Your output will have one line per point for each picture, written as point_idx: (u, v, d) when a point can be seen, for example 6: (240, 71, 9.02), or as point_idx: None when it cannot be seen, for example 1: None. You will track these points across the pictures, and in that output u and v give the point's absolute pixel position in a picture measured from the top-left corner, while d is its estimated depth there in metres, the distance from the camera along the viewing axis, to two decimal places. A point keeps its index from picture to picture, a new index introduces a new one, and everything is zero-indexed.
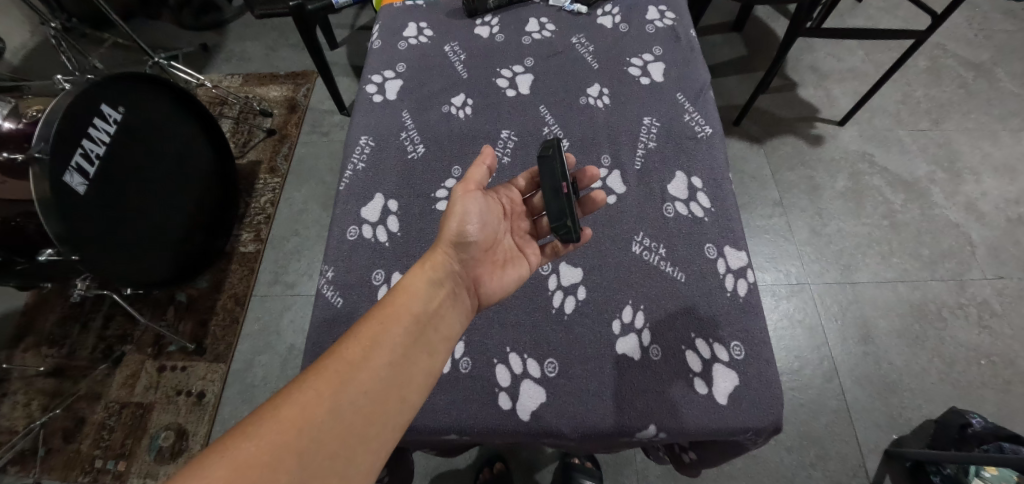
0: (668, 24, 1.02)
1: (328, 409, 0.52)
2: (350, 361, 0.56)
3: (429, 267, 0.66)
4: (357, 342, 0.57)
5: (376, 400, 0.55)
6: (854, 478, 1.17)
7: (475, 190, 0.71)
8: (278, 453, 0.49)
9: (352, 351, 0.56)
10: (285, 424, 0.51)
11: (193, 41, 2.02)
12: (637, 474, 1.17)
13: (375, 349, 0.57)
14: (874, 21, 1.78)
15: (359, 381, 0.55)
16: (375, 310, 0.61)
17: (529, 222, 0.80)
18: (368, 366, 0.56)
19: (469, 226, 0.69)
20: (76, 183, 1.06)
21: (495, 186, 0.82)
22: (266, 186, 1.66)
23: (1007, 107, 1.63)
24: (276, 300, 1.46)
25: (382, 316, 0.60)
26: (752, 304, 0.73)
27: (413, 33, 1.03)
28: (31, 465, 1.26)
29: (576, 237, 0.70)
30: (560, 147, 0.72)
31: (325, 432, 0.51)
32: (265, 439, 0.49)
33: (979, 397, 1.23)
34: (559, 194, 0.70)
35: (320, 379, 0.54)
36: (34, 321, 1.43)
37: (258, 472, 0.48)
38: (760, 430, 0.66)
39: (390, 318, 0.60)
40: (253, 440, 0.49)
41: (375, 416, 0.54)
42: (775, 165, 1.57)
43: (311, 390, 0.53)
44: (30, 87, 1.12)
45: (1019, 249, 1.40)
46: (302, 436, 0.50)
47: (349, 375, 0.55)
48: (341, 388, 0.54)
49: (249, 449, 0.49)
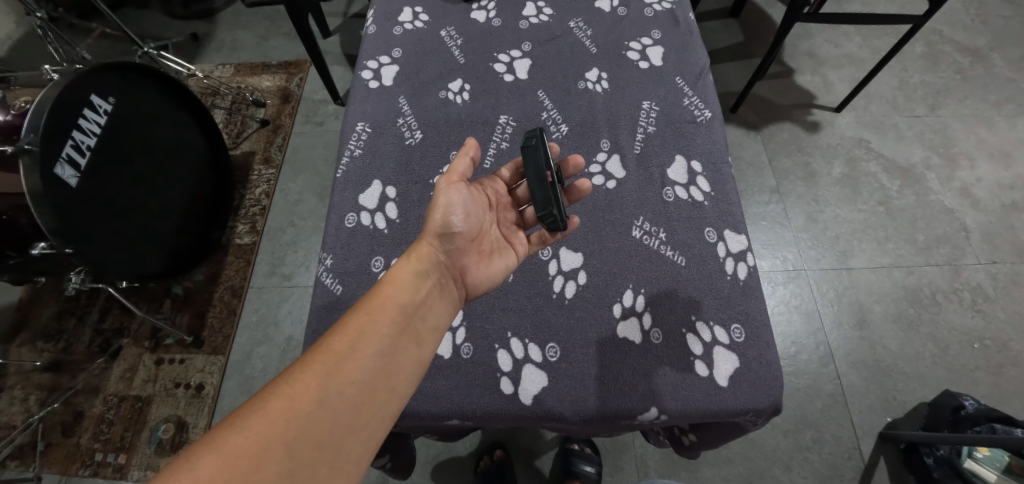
0: (666, 8, 1.01)
1: (317, 400, 0.52)
2: (338, 352, 0.55)
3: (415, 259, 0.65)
4: (344, 334, 0.57)
5: (364, 391, 0.55)
6: (849, 460, 1.18)
7: (459, 182, 0.70)
8: (268, 444, 0.49)
9: (339, 342, 0.56)
10: (275, 415, 0.50)
11: (183, 30, 1.99)
12: (636, 460, 1.19)
13: (362, 341, 0.57)
14: (871, 6, 1.77)
15: (347, 373, 0.55)
16: (361, 303, 0.61)
17: (516, 213, 0.79)
18: (357, 357, 0.56)
19: (453, 217, 0.68)
20: (68, 175, 1.04)
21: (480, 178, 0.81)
22: (260, 177, 1.64)
23: (1003, 93, 1.64)
24: (273, 292, 1.45)
25: (369, 308, 0.60)
26: (752, 287, 0.73)
27: (408, 18, 1.02)
28: (31, 459, 1.25)
29: (562, 226, 0.69)
30: (544, 137, 0.71)
31: (315, 423, 0.51)
32: (253, 428, 0.49)
33: (972, 380, 1.24)
34: (543, 183, 0.69)
35: (307, 371, 0.54)
36: (29, 315, 1.42)
37: (245, 464, 0.47)
38: (759, 411, 0.66)
39: (377, 310, 0.60)
40: (242, 432, 0.49)
41: (365, 408, 0.54)
42: (771, 152, 1.57)
43: (299, 381, 0.53)
44: (17, 78, 1.09)
45: (1013, 234, 1.41)
46: (292, 429, 0.50)
47: (338, 365, 0.55)
48: (329, 378, 0.54)
49: (237, 441, 0.48)
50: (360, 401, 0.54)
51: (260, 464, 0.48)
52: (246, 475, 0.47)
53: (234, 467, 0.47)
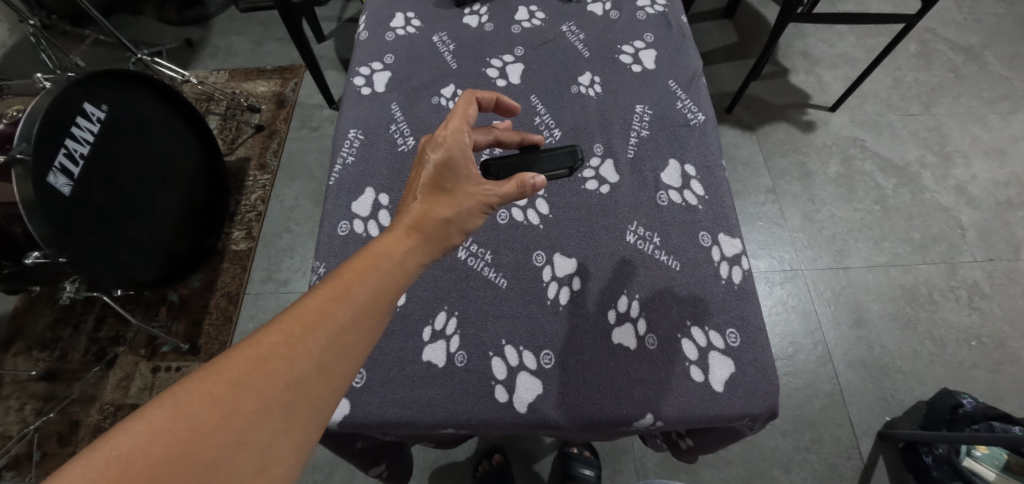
0: (659, 11, 1.02)
1: (289, 363, 0.42)
2: (326, 310, 0.45)
3: (417, 232, 0.55)
4: (326, 289, 0.46)
5: (343, 360, 0.45)
6: (849, 460, 1.18)
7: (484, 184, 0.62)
8: (231, 404, 0.39)
9: (319, 300, 0.46)
10: (235, 375, 0.40)
11: (176, 36, 1.98)
12: (635, 462, 1.19)
13: (350, 300, 0.47)
14: (864, 5, 1.78)
15: (324, 336, 0.44)
16: (349, 260, 0.50)
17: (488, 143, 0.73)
18: (337, 317, 0.45)
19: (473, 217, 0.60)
20: (60, 184, 1.03)
21: (472, 101, 0.66)
22: (256, 183, 1.64)
23: (996, 90, 1.64)
24: (268, 299, 1.45)
25: (361, 264, 0.49)
26: (746, 291, 0.73)
27: (400, 23, 1.02)
28: (26, 469, 1.23)
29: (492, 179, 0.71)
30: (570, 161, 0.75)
31: (282, 390, 0.41)
32: (207, 387, 0.39)
33: (969, 377, 1.24)
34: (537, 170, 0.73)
35: (296, 323, 0.44)
36: (25, 324, 1.41)
37: (196, 434, 0.37)
38: (756, 416, 0.66)
39: (366, 268, 0.49)
40: (222, 384, 0.39)
41: (342, 377, 0.44)
42: (767, 152, 1.57)
43: (267, 338, 0.42)
44: (11, 86, 1.09)
45: (1008, 231, 1.41)
46: (255, 396, 0.40)
47: (316, 325, 0.44)
48: (305, 340, 0.43)
49: (181, 403, 0.38)
50: (338, 371, 0.44)
51: (211, 434, 0.37)
52: (198, 446, 0.37)
53: (178, 435, 0.36)
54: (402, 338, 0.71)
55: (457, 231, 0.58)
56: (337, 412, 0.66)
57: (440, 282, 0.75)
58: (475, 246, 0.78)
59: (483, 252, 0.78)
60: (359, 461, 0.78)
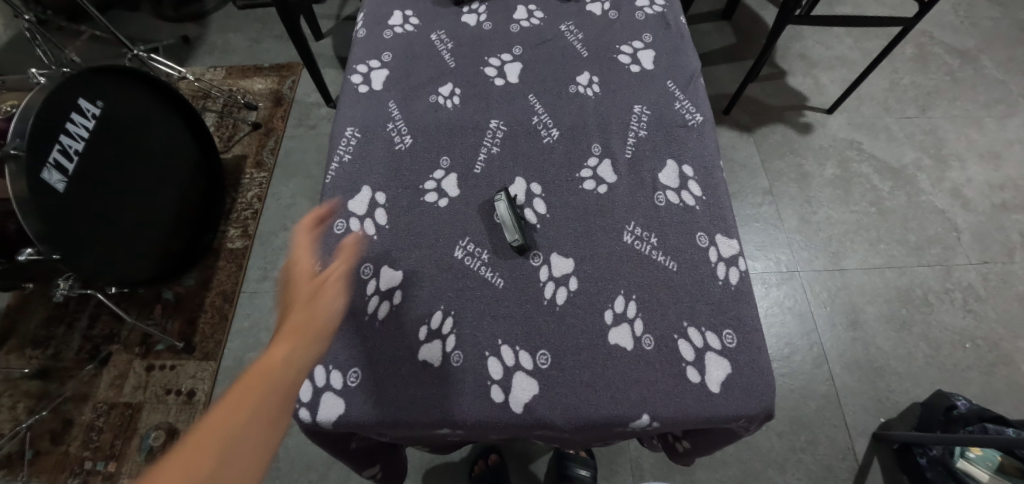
0: (657, 11, 1.02)
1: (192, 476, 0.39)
2: (217, 431, 0.43)
3: (297, 330, 0.56)
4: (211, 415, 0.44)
5: (249, 462, 0.43)
6: (843, 461, 1.18)
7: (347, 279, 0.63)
8: None
9: (196, 437, 0.42)
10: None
11: (173, 32, 1.97)
12: (630, 463, 1.19)
13: (237, 414, 0.45)
14: (861, 8, 1.79)
15: (224, 452, 0.42)
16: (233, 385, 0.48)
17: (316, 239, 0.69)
18: (229, 429, 0.44)
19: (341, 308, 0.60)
20: (54, 180, 1.02)
21: (314, 221, 0.70)
22: (252, 180, 1.63)
23: (992, 94, 1.65)
24: (264, 297, 1.44)
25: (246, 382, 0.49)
26: (743, 292, 0.73)
27: (398, 21, 1.02)
28: (18, 468, 1.22)
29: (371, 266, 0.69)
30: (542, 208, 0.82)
31: None
32: None
33: (963, 379, 1.25)
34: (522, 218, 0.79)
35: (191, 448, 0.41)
36: (17, 322, 1.40)
37: None
38: (752, 417, 0.66)
39: (249, 384, 0.48)
40: None
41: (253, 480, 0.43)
42: (764, 153, 1.58)
43: (167, 464, 0.40)
44: (5, 81, 1.08)
45: (1003, 234, 1.42)
46: None
47: (211, 446, 0.42)
48: (204, 460, 0.41)
49: None
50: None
51: None
52: None
53: None
54: (398, 337, 0.71)
55: (331, 319, 0.59)
56: (332, 410, 0.66)
57: (437, 281, 0.75)
58: (472, 245, 0.78)
59: (480, 252, 0.77)
60: (354, 461, 0.78)
